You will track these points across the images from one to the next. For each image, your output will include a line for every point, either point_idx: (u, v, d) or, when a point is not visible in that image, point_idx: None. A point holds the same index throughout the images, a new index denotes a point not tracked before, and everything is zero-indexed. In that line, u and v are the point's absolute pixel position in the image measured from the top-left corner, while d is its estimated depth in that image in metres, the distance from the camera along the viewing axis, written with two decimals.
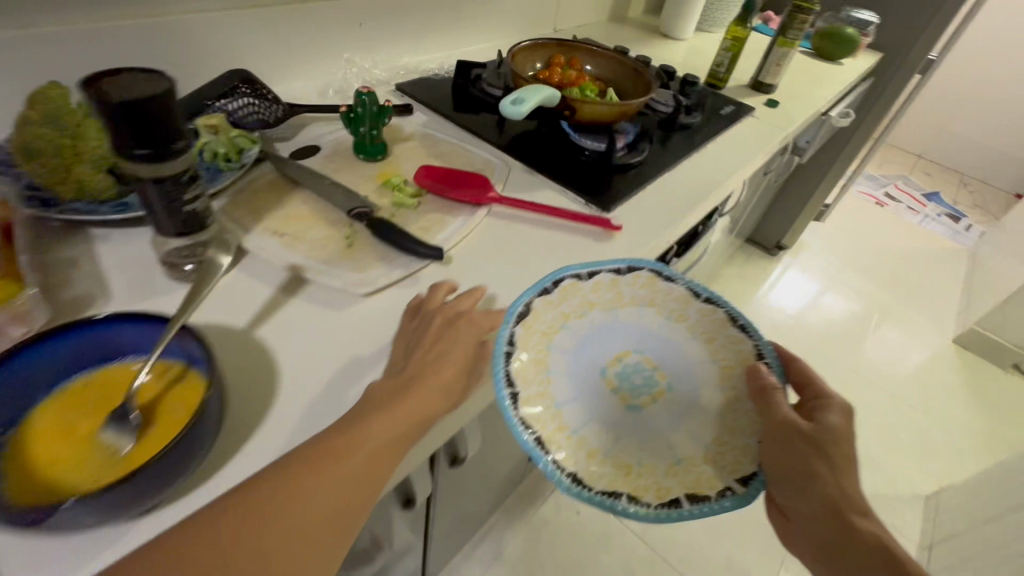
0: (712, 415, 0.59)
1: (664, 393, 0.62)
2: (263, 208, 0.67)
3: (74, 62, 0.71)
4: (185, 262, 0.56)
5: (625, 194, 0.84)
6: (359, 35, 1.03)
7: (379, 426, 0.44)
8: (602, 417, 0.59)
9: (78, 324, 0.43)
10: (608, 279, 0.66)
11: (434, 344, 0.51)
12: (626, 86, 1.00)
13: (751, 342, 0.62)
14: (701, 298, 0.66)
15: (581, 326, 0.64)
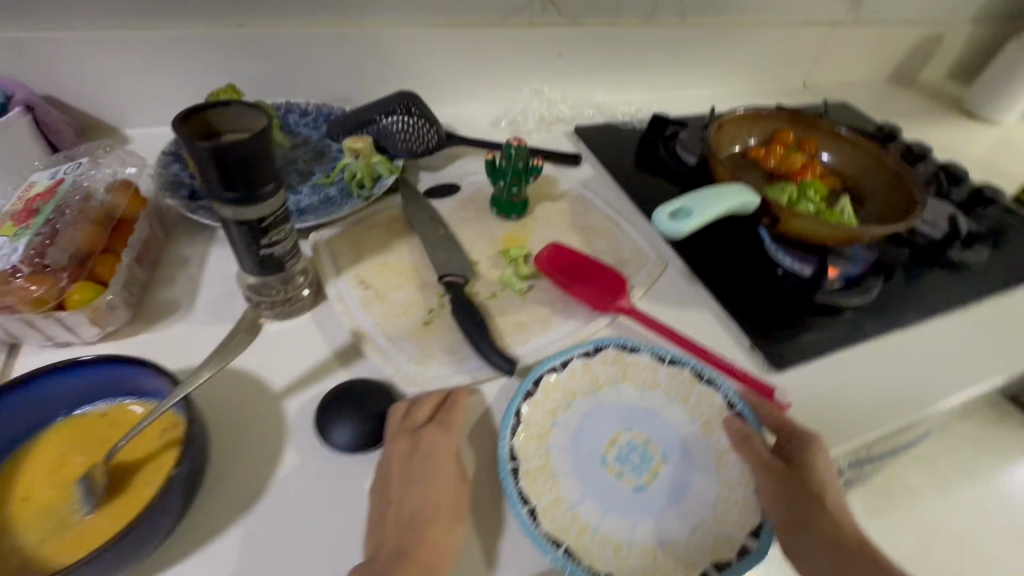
0: (713, 475, 0.47)
1: (663, 464, 0.48)
2: (366, 252, 0.63)
3: (278, 63, 0.76)
4: (261, 298, 0.54)
5: (808, 354, 0.61)
6: (556, 67, 0.94)
7: (432, 535, 0.40)
8: (615, 502, 0.46)
9: (98, 359, 0.41)
10: (579, 362, 0.53)
11: (444, 449, 0.44)
12: (874, 192, 0.72)
13: (721, 393, 0.51)
14: (665, 361, 0.53)
15: (566, 419, 0.50)
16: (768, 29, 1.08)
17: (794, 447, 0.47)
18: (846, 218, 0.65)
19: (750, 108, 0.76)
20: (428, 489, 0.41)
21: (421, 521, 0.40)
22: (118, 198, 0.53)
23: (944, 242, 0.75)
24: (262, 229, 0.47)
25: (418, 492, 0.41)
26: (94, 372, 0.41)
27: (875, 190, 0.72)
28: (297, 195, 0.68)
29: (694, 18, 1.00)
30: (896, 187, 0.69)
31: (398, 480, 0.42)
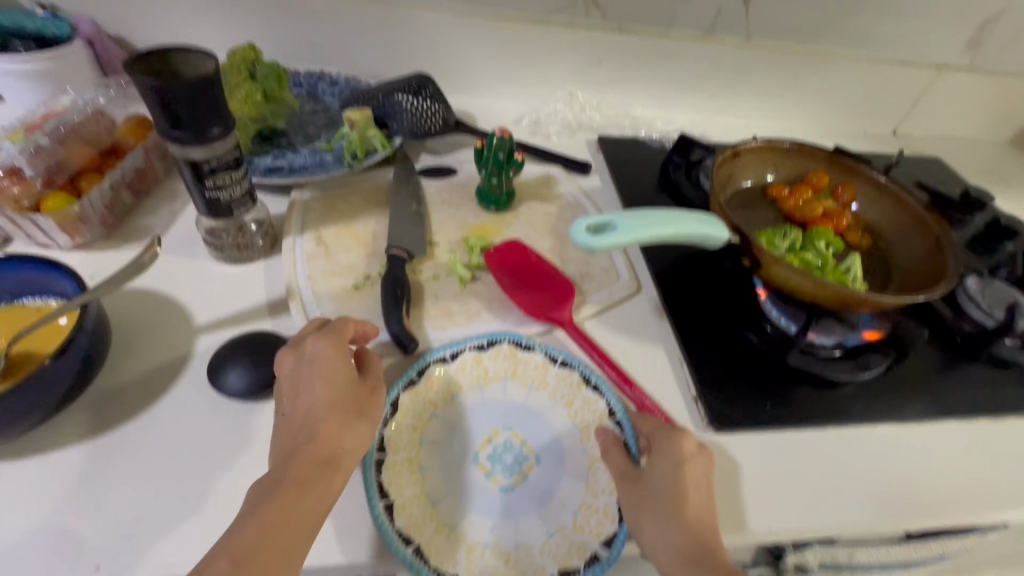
0: (581, 481, 0.46)
1: (534, 466, 0.47)
2: (334, 214, 0.64)
3: (314, 30, 0.81)
4: (219, 241, 0.57)
5: (761, 421, 0.53)
6: (595, 71, 0.90)
7: (339, 430, 0.42)
8: (478, 502, 0.44)
9: (38, 258, 0.47)
10: (470, 355, 0.52)
11: (331, 360, 0.44)
12: (905, 258, 0.61)
13: (604, 399, 0.50)
14: (557, 361, 0.52)
15: (446, 412, 0.48)
16: (855, 63, 0.96)
17: (660, 445, 0.45)
18: (854, 279, 0.56)
19: (781, 141, 0.67)
20: (327, 390, 0.43)
21: (323, 419, 0.42)
22: (123, 127, 0.61)
23: (991, 335, 0.62)
24: (208, 172, 0.50)
25: (319, 391, 0.43)
26: (32, 268, 0.47)
27: (907, 257, 0.61)
28: (295, 155, 0.71)
29: (762, 40, 0.91)
30: (932, 257, 0.58)
31: (298, 381, 0.43)
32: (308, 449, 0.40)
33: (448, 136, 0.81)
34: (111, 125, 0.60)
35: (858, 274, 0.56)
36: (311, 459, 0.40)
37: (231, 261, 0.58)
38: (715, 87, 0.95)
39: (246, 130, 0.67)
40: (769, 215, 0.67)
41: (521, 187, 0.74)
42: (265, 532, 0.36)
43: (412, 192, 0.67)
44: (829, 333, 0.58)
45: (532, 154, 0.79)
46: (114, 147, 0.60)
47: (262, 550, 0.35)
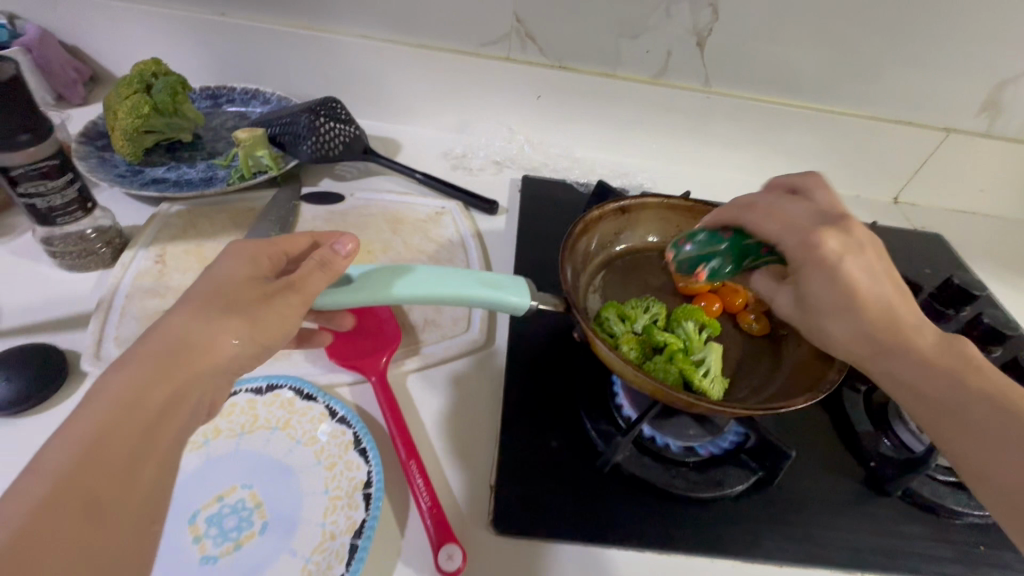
0: (301, 559, 0.39)
1: (254, 536, 0.41)
2: (189, 232, 0.63)
3: (246, 49, 0.82)
4: (55, 246, 0.56)
5: (559, 531, 0.43)
6: (534, 107, 0.85)
7: (208, 357, 0.35)
8: (169, 569, 0.39)
9: None
10: (245, 398, 0.48)
11: (224, 283, 0.38)
12: (830, 322, 0.42)
13: (366, 468, 0.44)
14: (335, 417, 0.47)
15: (189, 458, 0.44)
16: (841, 118, 0.84)
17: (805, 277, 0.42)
18: (705, 374, 0.46)
19: (683, 201, 0.58)
20: (193, 326, 0.35)
21: (194, 332, 0.35)
22: None
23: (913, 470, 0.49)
24: (17, 178, 0.49)
25: (168, 327, 0.35)
26: None
27: (826, 305, 0.42)
28: (189, 169, 0.71)
29: (725, 86, 0.82)
30: (862, 290, 0.41)
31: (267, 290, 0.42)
32: (166, 369, 0.34)
33: (361, 163, 0.79)
34: None
35: (711, 368, 0.47)
36: (169, 365, 0.34)
37: (68, 266, 0.58)
38: (669, 133, 0.86)
39: (134, 141, 0.67)
40: (659, 281, 0.58)
41: (405, 221, 0.69)
42: (111, 443, 0.30)
43: (279, 217, 0.65)
44: (681, 436, 0.48)
45: (435, 187, 0.75)
46: None
47: (98, 441, 0.30)
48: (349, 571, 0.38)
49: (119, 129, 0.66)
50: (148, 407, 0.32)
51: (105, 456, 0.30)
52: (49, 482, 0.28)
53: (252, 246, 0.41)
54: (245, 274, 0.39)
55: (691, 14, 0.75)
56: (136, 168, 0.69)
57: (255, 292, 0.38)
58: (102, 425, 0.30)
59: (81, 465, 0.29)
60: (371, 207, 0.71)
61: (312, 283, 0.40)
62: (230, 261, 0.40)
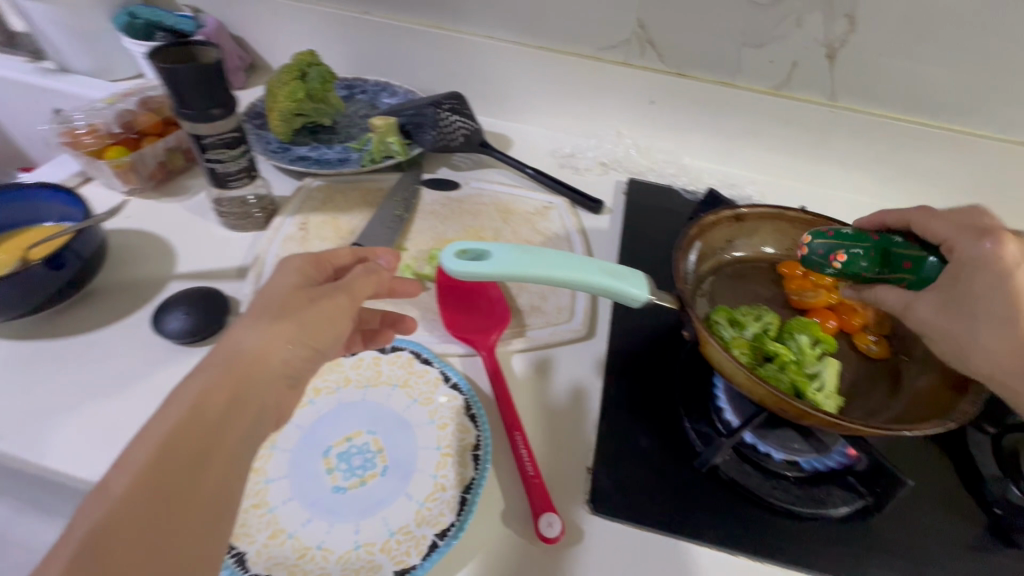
0: (416, 503, 0.44)
1: (375, 477, 0.45)
2: (327, 206, 0.70)
3: (383, 44, 0.89)
4: (224, 208, 0.65)
5: (655, 520, 0.45)
6: (646, 112, 0.86)
7: (263, 362, 0.37)
8: (306, 493, 0.44)
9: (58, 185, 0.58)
10: (371, 356, 0.53)
11: (272, 294, 0.41)
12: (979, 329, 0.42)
13: (475, 432, 0.48)
14: (449, 382, 0.51)
15: (323, 401, 0.50)
16: (985, 142, 0.77)
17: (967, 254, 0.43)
18: (818, 389, 0.46)
19: (802, 214, 0.57)
20: (246, 336, 0.37)
21: (242, 343, 0.37)
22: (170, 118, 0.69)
23: None
24: (207, 146, 0.58)
25: (226, 341, 0.38)
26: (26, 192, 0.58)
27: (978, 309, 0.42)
28: (328, 149, 0.80)
29: (852, 101, 0.79)
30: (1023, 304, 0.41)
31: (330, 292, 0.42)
32: (225, 377, 0.35)
33: (476, 155, 0.84)
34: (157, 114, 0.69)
35: (826, 384, 0.46)
36: (228, 374, 0.36)
37: (230, 226, 0.66)
38: (783, 146, 0.84)
39: (287, 122, 0.76)
40: (769, 294, 0.58)
41: (516, 212, 0.73)
42: (180, 448, 0.32)
43: (403, 198, 0.71)
44: (784, 448, 0.47)
45: (544, 182, 0.78)
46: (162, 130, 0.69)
47: (170, 451, 0.31)
48: (460, 520, 0.42)
49: (277, 111, 0.75)
50: (213, 409, 0.34)
51: (177, 455, 0.31)
52: (125, 493, 0.29)
53: (297, 258, 0.44)
54: (293, 284, 0.42)
55: (824, 25, 0.72)
56: (285, 146, 0.78)
57: (303, 299, 0.40)
58: (175, 436, 0.32)
59: (149, 468, 0.30)
60: (484, 197, 0.75)
61: (358, 284, 0.43)
62: (277, 277, 0.42)
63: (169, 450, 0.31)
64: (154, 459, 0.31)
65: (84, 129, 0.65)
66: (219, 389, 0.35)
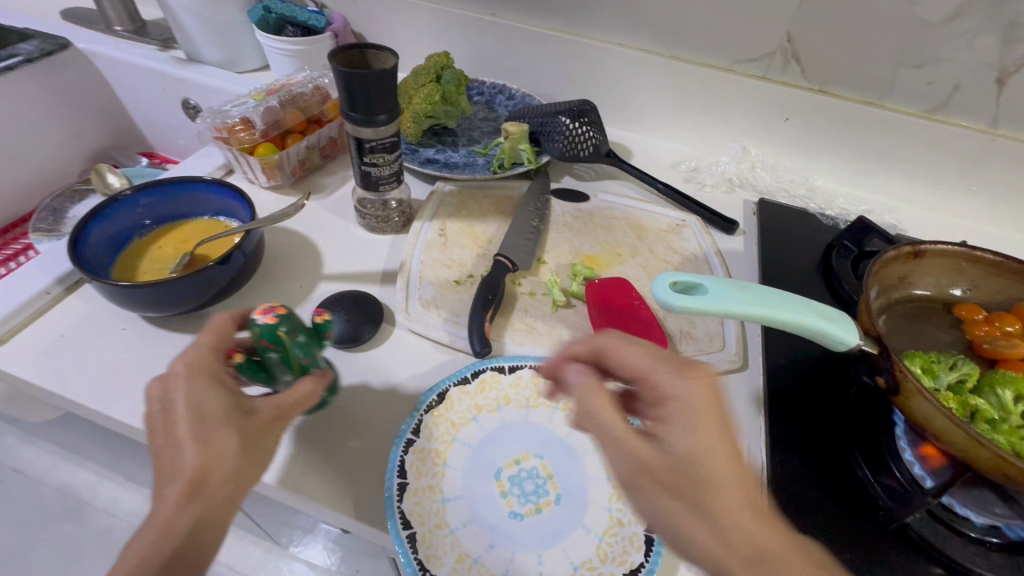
0: (596, 537, 0.42)
1: (550, 504, 0.44)
2: (461, 212, 0.69)
3: (506, 47, 0.88)
4: (366, 210, 0.65)
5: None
6: (777, 129, 0.82)
7: (233, 491, 0.36)
8: (484, 517, 0.43)
9: (227, 184, 0.58)
10: (528, 374, 0.52)
11: (203, 411, 0.37)
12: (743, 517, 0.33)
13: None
14: None
15: (486, 419, 0.49)
16: None
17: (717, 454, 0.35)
18: None
19: (990, 255, 0.53)
20: (204, 459, 0.36)
21: (197, 455, 0.36)
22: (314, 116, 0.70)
23: None
24: (367, 149, 0.58)
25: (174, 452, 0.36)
26: (192, 187, 0.59)
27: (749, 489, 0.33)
28: (454, 153, 0.79)
29: (1016, 130, 0.73)
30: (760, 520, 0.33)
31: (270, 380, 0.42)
32: (192, 524, 0.35)
33: (598, 165, 0.82)
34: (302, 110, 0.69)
35: None
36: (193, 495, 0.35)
37: (369, 228, 0.66)
38: (928, 172, 0.79)
39: (419, 124, 0.76)
40: (947, 338, 0.54)
41: (650, 229, 0.71)
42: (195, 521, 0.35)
43: (537, 209, 0.70)
44: (985, 511, 0.44)
45: (674, 199, 0.76)
46: (307, 127, 0.70)
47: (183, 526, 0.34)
48: (650, 561, 0.40)
49: (411, 111, 0.74)
50: (196, 534, 0.35)
51: (199, 520, 0.35)
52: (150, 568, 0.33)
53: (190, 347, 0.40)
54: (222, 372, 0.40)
55: (1001, 47, 0.67)
56: (412, 147, 0.78)
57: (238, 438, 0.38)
58: (184, 510, 0.35)
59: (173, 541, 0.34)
60: (614, 210, 0.73)
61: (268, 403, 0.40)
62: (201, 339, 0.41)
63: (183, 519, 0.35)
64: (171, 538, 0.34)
65: (239, 123, 0.66)
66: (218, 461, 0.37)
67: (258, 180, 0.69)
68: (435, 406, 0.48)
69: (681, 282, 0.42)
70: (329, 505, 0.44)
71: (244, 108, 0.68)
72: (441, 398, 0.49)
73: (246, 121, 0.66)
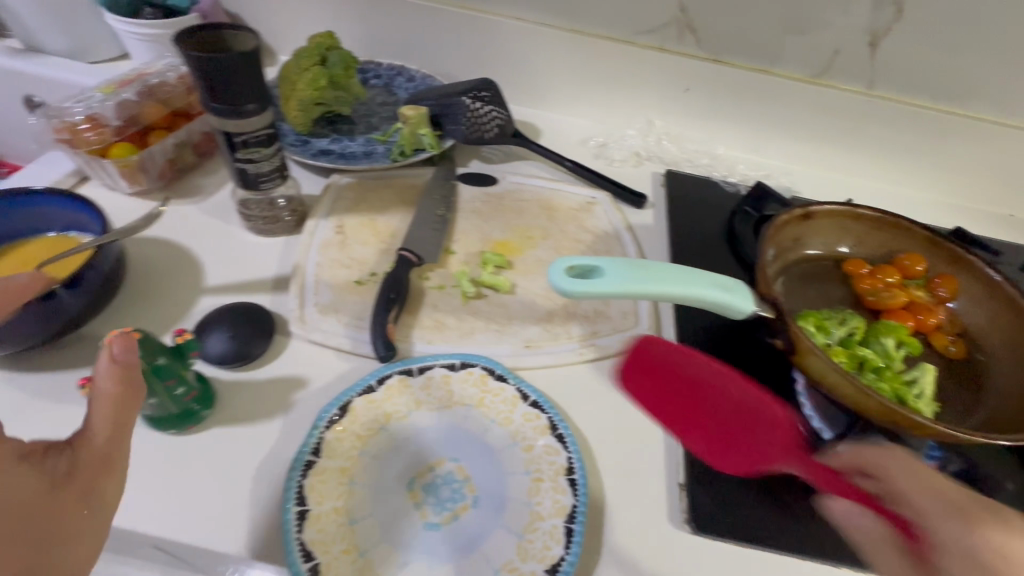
0: (515, 536, 0.41)
1: (467, 509, 0.42)
2: (361, 206, 0.64)
3: (399, 25, 0.82)
4: (251, 212, 0.59)
5: (757, 536, 0.43)
6: (679, 100, 0.83)
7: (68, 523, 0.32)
8: (396, 533, 0.40)
9: (70, 196, 0.50)
10: (439, 373, 0.49)
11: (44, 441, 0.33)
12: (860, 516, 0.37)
13: (566, 454, 0.45)
14: (527, 400, 0.48)
15: (395, 426, 0.46)
16: (1013, 133, 0.78)
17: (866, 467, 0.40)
18: (917, 395, 0.45)
19: (869, 212, 0.56)
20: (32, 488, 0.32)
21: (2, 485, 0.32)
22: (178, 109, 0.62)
23: None
24: (238, 142, 0.52)
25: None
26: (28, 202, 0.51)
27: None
28: (350, 142, 0.73)
29: (890, 90, 0.78)
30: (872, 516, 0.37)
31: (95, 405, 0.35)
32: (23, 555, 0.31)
33: (506, 146, 0.79)
34: (163, 103, 0.61)
35: (924, 390, 0.45)
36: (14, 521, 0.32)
37: (256, 230, 0.60)
38: (817, 135, 0.83)
39: (307, 112, 0.69)
40: (837, 294, 0.57)
41: (561, 209, 0.69)
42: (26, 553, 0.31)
43: (442, 196, 0.66)
44: None
45: (584, 176, 0.75)
46: (173, 122, 0.62)
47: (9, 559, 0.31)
48: (569, 553, 0.40)
49: (296, 99, 0.68)
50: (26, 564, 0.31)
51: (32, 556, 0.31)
52: None
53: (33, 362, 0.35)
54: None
55: (871, 12, 0.71)
56: (303, 138, 0.72)
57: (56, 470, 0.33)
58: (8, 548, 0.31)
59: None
60: (524, 192, 0.71)
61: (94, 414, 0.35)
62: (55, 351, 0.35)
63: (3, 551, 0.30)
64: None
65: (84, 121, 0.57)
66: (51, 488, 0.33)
67: (119, 187, 0.61)
68: (338, 421, 0.45)
69: (575, 265, 0.41)
70: (221, 546, 0.40)
71: (90, 103, 0.59)
72: (344, 412, 0.45)
73: (93, 119, 0.57)
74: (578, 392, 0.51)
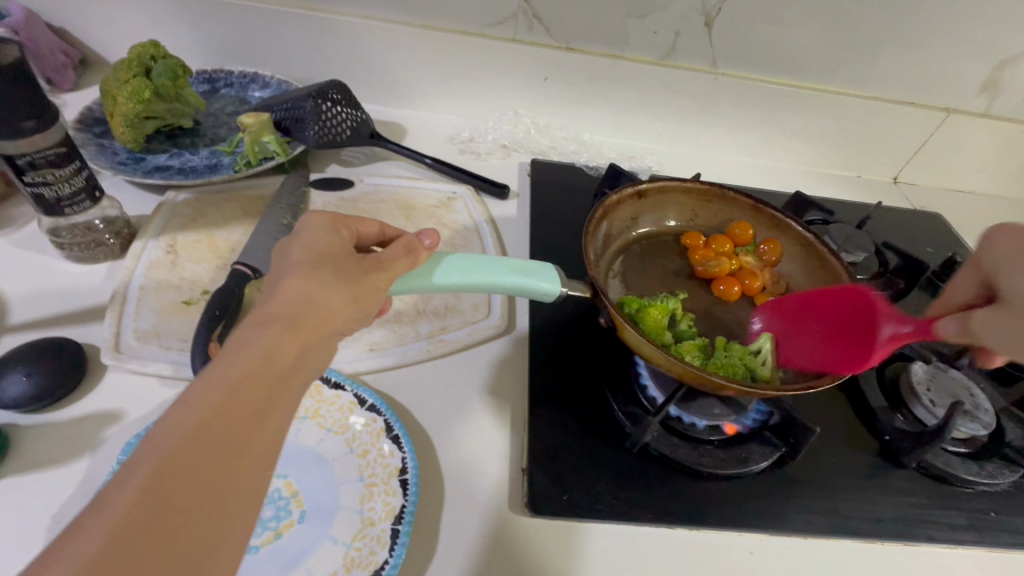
0: (343, 546, 0.40)
1: (292, 525, 0.41)
2: (199, 222, 0.61)
3: (242, 30, 0.79)
4: (66, 241, 0.55)
5: (593, 510, 0.44)
6: (540, 89, 0.84)
7: (249, 448, 0.29)
8: None
9: None
10: None
11: (300, 288, 0.35)
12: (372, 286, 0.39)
13: (400, 455, 0.44)
14: (365, 406, 0.47)
15: None
16: (844, 100, 0.84)
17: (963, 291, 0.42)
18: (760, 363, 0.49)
19: (699, 185, 0.59)
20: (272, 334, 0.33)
21: (319, 300, 0.35)
22: None
23: (892, 452, 0.52)
24: (25, 165, 0.48)
25: (255, 343, 0.32)
26: None
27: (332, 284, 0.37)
28: (192, 155, 0.69)
29: (732, 68, 0.82)
30: (329, 287, 0.36)
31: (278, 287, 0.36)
32: (180, 475, 0.26)
33: (368, 148, 0.78)
34: None
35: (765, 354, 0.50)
36: (228, 417, 0.29)
37: (77, 259, 0.56)
38: (673, 115, 0.86)
39: (136, 129, 0.65)
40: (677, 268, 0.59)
41: (419, 207, 0.69)
42: (195, 456, 0.27)
43: (289, 204, 0.64)
44: (706, 415, 0.49)
45: (445, 172, 0.74)
46: None
47: (192, 439, 0.27)
48: (394, 556, 0.39)
49: (119, 116, 0.63)
50: (163, 511, 0.25)
51: (206, 452, 0.27)
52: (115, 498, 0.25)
53: (310, 234, 0.39)
54: (336, 241, 0.39)
55: None
56: (137, 156, 0.67)
57: (355, 260, 0.39)
58: (196, 432, 0.27)
59: (164, 472, 0.26)
60: (382, 193, 0.70)
61: (397, 265, 0.41)
62: (307, 233, 0.39)
63: (180, 438, 0.27)
64: (177, 461, 0.26)
65: None
66: (239, 403, 0.29)
67: None
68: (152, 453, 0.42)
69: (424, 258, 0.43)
70: None
71: None
72: None
73: None
74: (423, 389, 0.51)
